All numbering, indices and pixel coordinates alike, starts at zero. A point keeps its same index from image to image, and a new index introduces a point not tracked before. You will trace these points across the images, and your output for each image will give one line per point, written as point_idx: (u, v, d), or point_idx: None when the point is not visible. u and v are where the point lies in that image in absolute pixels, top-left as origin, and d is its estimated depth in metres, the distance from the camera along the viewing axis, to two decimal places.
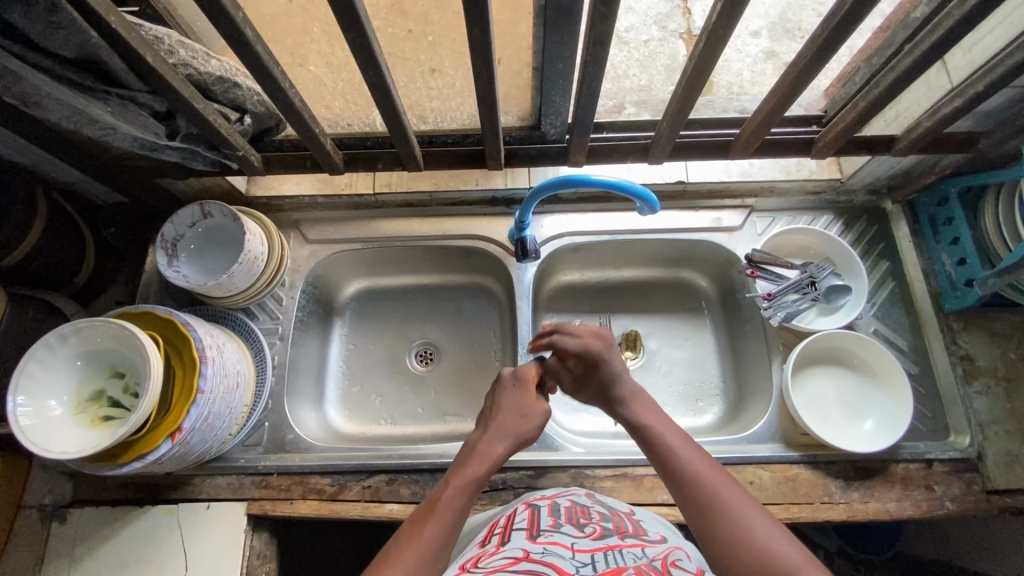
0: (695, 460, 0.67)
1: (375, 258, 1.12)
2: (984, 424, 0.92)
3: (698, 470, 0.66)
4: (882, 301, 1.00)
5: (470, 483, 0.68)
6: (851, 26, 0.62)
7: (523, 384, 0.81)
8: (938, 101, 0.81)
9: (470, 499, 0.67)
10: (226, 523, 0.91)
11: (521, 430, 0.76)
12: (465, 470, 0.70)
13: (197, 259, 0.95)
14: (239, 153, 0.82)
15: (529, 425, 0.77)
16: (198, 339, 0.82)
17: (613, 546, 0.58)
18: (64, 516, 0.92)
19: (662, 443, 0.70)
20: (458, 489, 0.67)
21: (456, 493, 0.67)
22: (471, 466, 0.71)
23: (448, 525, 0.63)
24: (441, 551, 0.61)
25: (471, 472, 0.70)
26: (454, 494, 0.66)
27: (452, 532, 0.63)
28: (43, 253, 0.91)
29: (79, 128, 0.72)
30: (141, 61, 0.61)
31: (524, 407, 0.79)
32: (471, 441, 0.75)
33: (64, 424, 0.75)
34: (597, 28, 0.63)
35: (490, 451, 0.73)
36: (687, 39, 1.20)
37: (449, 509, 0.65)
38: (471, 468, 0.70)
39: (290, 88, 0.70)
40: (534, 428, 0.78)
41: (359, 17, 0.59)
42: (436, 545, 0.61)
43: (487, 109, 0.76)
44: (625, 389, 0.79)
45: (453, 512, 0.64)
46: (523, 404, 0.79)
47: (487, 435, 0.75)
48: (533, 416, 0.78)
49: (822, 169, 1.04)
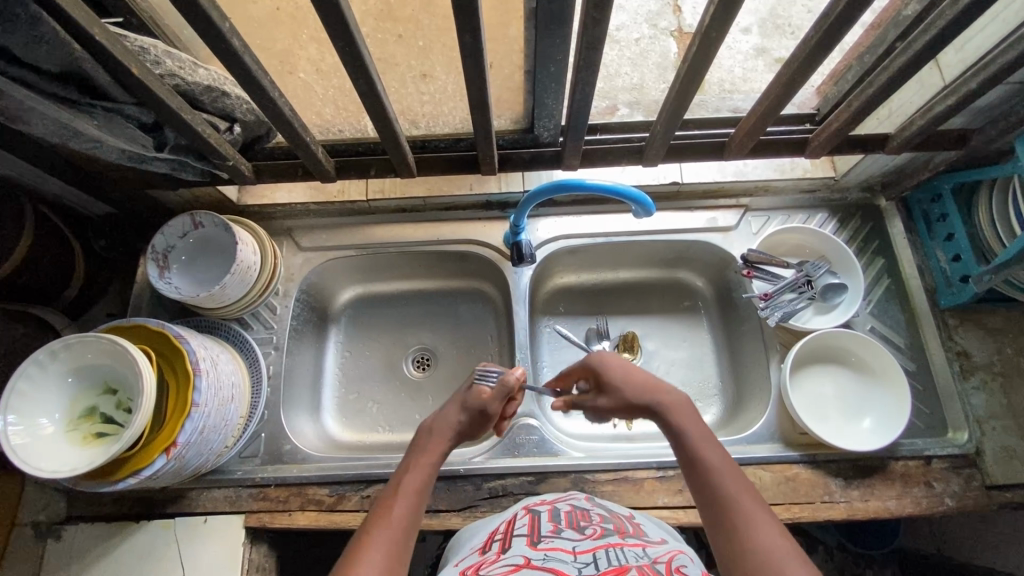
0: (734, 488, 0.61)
1: (369, 264, 1.11)
2: (981, 420, 0.92)
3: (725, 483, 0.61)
4: (878, 299, 1.00)
5: (427, 465, 0.70)
6: (845, 27, 0.62)
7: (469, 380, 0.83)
8: (931, 99, 0.81)
9: (429, 479, 0.69)
10: (223, 536, 0.90)
11: (473, 425, 0.79)
12: (425, 452, 0.72)
13: (189, 270, 0.94)
14: (229, 163, 0.80)
15: (481, 424, 0.80)
16: (191, 352, 0.81)
17: (614, 544, 0.58)
18: (58, 534, 0.91)
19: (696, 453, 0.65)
20: (422, 471, 0.69)
21: (418, 475, 0.68)
22: (429, 448, 0.73)
23: (413, 504, 0.64)
24: (409, 528, 0.62)
25: (433, 457, 0.72)
26: (416, 475, 0.68)
27: (416, 508, 0.64)
28: (31, 267, 0.89)
29: (64, 142, 0.70)
30: (126, 72, 0.59)
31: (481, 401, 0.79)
32: (425, 423, 0.77)
33: (55, 443, 0.73)
34: (589, 33, 0.62)
35: (445, 428, 0.75)
36: (678, 36, 1.20)
37: (412, 489, 0.66)
38: (429, 451, 0.72)
39: (279, 97, 0.69)
40: (484, 426, 0.81)
41: (347, 26, 0.58)
42: (405, 515, 0.62)
43: (480, 114, 0.76)
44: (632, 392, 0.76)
45: (416, 490, 0.66)
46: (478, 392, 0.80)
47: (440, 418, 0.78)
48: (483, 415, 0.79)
49: (816, 169, 1.05)
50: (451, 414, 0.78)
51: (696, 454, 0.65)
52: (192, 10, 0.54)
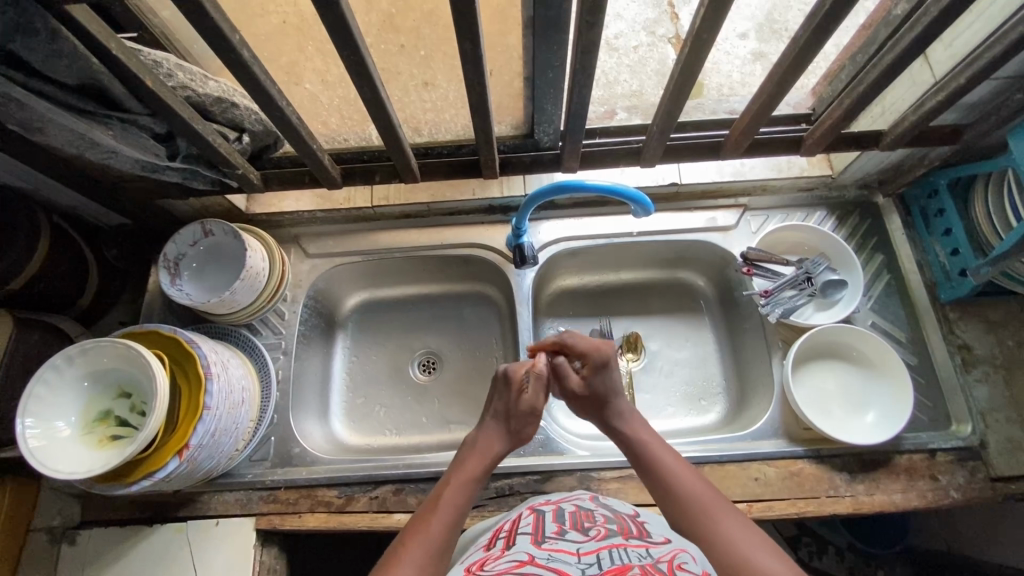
0: (702, 491, 0.67)
1: (374, 270, 1.13)
2: (985, 412, 0.92)
3: (686, 479, 0.69)
4: (877, 295, 1.01)
5: (467, 482, 0.73)
6: (833, 24, 0.63)
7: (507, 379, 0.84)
8: (923, 95, 0.82)
9: (470, 495, 0.72)
10: (234, 538, 0.91)
11: (519, 428, 0.82)
12: (466, 467, 0.75)
13: (200, 277, 0.96)
14: (239, 172, 0.83)
15: (532, 424, 0.83)
16: (203, 356, 0.83)
17: (617, 545, 0.59)
18: (73, 538, 0.93)
19: (653, 456, 0.74)
20: (462, 490, 0.71)
21: (458, 490, 0.71)
22: (470, 465, 0.75)
23: (450, 517, 0.67)
24: (447, 540, 0.65)
25: (472, 477, 0.74)
26: (456, 490, 0.71)
27: (454, 523, 0.67)
28: (46, 276, 0.92)
29: (81, 151, 0.72)
30: (141, 84, 0.62)
31: (523, 405, 0.82)
32: (468, 440, 0.81)
33: (71, 446, 0.75)
34: (584, 36, 0.64)
35: (489, 449, 0.78)
36: (675, 43, 1.22)
37: (452, 504, 0.69)
38: (473, 464, 0.76)
39: (287, 106, 0.71)
40: (533, 425, 0.83)
41: (352, 37, 0.60)
42: (442, 534, 0.65)
43: (481, 119, 0.78)
44: (621, 405, 0.82)
45: (456, 505, 0.69)
46: (524, 399, 0.82)
47: (485, 433, 0.80)
48: (525, 416, 0.82)
49: (813, 167, 1.06)
50: (497, 434, 0.80)
51: (652, 454, 0.74)
52: (202, 20, 0.56)
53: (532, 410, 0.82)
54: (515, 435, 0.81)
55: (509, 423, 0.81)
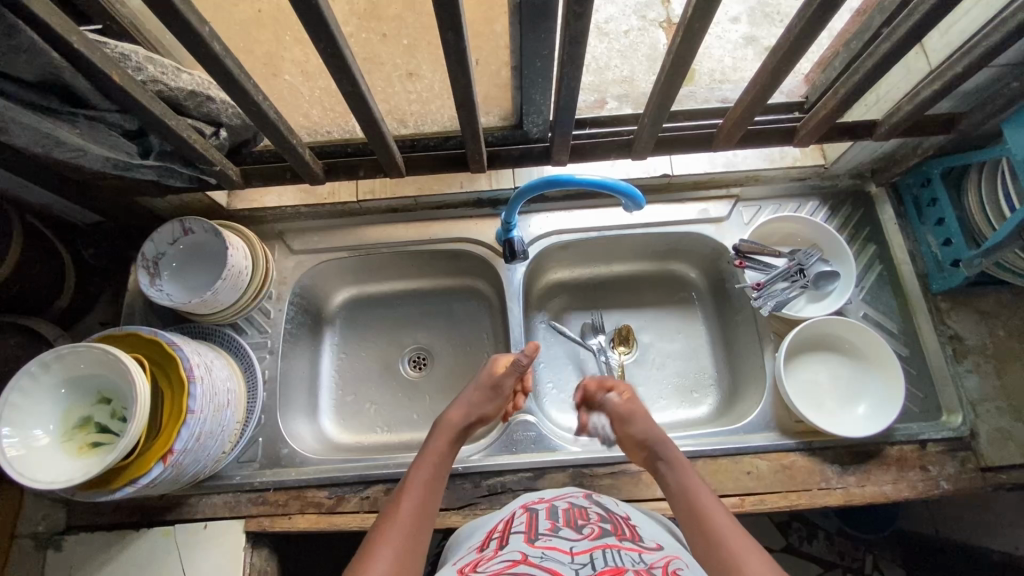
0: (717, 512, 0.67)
1: (362, 266, 1.11)
2: (975, 402, 0.92)
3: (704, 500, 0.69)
4: (870, 285, 1.01)
5: (438, 456, 0.77)
6: (830, 10, 0.61)
7: (490, 368, 0.88)
8: (918, 85, 0.81)
9: (440, 470, 0.76)
10: (223, 541, 0.90)
11: (483, 406, 0.87)
12: (435, 445, 0.79)
13: (180, 277, 0.94)
14: (216, 168, 0.80)
15: (495, 403, 0.88)
16: (184, 358, 0.81)
17: (611, 546, 0.59)
18: (59, 544, 0.91)
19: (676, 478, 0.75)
20: (431, 466, 0.75)
21: (427, 466, 0.75)
22: (440, 442, 0.79)
23: (422, 495, 0.70)
24: (423, 513, 0.68)
25: (442, 450, 0.78)
26: (424, 466, 0.75)
27: (426, 497, 0.70)
28: (19, 279, 0.89)
29: (48, 151, 0.69)
30: (107, 80, 0.59)
31: (493, 386, 0.88)
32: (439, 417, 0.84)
33: (52, 454, 0.73)
34: (572, 26, 0.61)
35: (453, 421, 0.82)
36: (667, 27, 1.19)
37: (421, 481, 0.73)
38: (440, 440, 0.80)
39: (263, 101, 0.68)
40: (496, 404, 0.88)
41: (328, 28, 0.57)
42: (416, 511, 0.68)
43: (467, 113, 0.75)
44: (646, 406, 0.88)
45: (425, 481, 0.73)
46: (494, 385, 0.88)
47: (453, 408, 0.84)
48: (489, 392, 0.87)
49: (806, 157, 1.05)
50: (463, 406, 0.85)
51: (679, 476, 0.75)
52: (169, 13, 0.53)
53: (497, 389, 0.88)
54: (480, 413, 0.86)
55: (477, 399, 0.86)
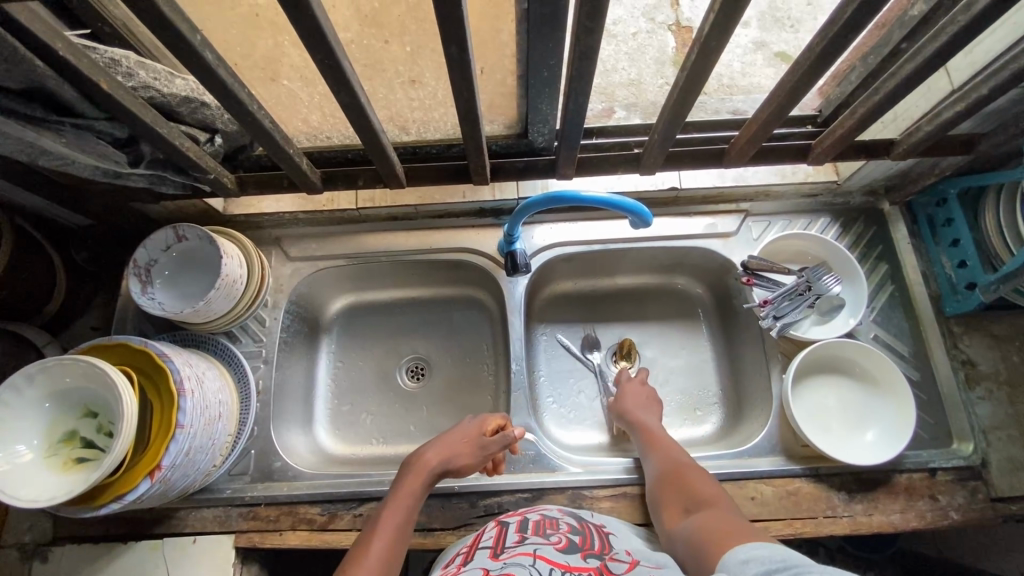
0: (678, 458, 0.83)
1: (361, 273, 1.08)
2: (987, 430, 0.90)
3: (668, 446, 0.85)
4: (881, 306, 0.98)
5: (410, 497, 0.75)
6: (854, 30, 0.58)
7: (482, 425, 0.85)
8: (938, 104, 0.78)
9: (410, 514, 0.74)
10: (213, 556, 0.88)
11: (462, 459, 0.81)
12: (408, 481, 0.77)
13: (173, 285, 0.91)
14: (210, 176, 0.77)
15: (473, 462, 0.82)
16: (175, 370, 0.78)
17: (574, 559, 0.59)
18: (44, 556, 0.88)
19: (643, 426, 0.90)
20: (401, 510, 0.73)
21: (398, 509, 0.73)
22: (412, 479, 0.77)
23: (398, 525, 0.71)
24: (397, 542, 0.70)
25: (414, 492, 0.76)
26: (397, 508, 0.73)
27: (397, 539, 0.69)
28: (7, 285, 0.86)
29: (33, 159, 0.66)
30: (93, 88, 0.56)
31: (480, 445, 0.83)
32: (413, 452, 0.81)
33: (34, 471, 0.71)
34: (582, 42, 0.59)
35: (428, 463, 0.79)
36: (676, 30, 1.16)
37: (393, 522, 0.71)
38: (413, 479, 0.77)
39: (259, 110, 0.66)
40: (473, 465, 0.82)
41: (326, 39, 0.55)
42: (393, 537, 0.70)
43: (469, 125, 0.73)
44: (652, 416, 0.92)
45: (395, 525, 0.71)
46: (479, 442, 0.83)
47: (432, 446, 0.81)
48: (473, 448, 0.82)
49: (818, 172, 1.02)
50: (441, 446, 0.81)
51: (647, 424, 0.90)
52: (158, 21, 0.51)
53: (482, 448, 0.82)
54: (457, 466, 0.81)
55: (459, 450, 0.81)
